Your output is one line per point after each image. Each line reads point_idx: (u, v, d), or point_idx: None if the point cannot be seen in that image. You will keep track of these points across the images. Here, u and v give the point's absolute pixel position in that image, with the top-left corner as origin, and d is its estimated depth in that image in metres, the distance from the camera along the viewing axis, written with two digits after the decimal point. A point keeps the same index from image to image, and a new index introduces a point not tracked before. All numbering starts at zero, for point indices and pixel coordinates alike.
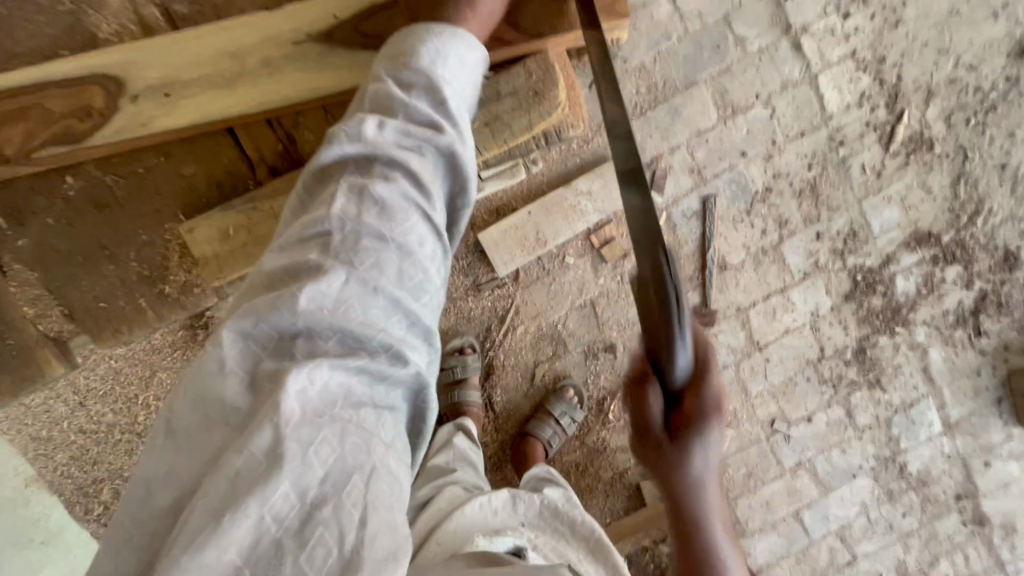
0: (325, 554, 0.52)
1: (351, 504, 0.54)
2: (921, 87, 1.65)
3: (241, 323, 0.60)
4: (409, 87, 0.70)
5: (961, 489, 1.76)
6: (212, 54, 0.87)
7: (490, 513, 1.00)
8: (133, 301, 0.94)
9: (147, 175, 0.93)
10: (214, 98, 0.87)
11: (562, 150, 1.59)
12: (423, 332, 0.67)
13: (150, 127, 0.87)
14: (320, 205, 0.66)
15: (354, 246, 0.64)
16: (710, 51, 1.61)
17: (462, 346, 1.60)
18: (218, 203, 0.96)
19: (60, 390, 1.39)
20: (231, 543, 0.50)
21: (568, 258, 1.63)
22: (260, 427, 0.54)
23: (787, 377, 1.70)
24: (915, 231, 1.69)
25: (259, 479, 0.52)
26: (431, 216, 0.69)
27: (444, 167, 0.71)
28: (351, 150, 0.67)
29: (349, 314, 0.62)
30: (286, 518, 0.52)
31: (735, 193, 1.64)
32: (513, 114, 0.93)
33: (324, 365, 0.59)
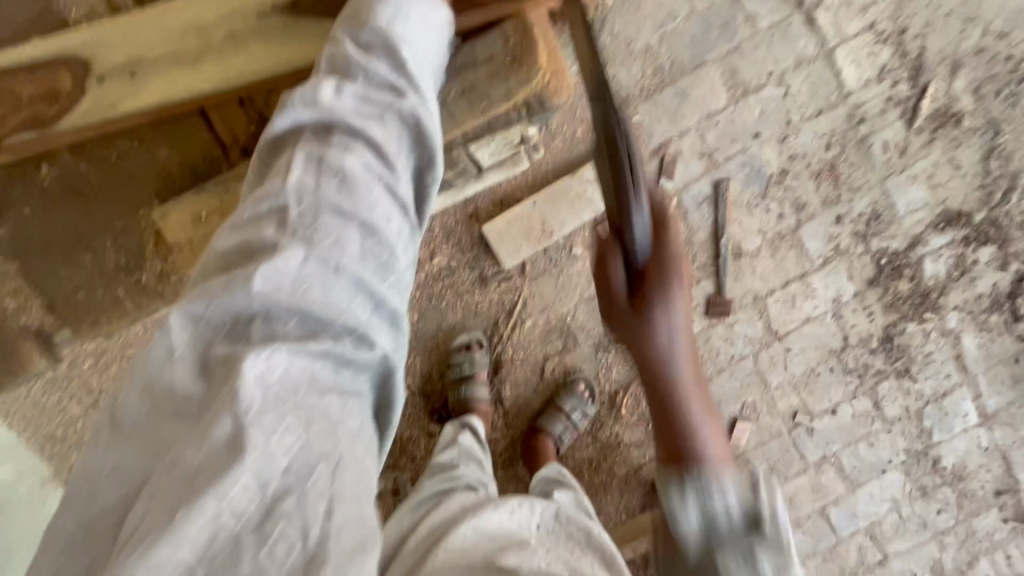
0: (287, 549, 0.50)
1: (315, 496, 0.52)
2: (946, 58, 1.56)
3: (191, 307, 0.57)
4: (367, 51, 0.68)
5: (1001, 484, 1.65)
6: (174, 30, 0.83)
7: (507, 517, 0.93)
8: (112, 292, 0.87)
9: (121, 162, 0.87)
10: (181, 78, 0.82)
11: (566, 138, 1.55)
12: (390, 316, 0.64)
13: (118, 109, 0.82)
14: (276, 179, 0.63)
15: (313, 221, 0.61)
16: (718, 30, 1.55)
17: (468, 342, 1.57)
18: (191, 187, 0.88)
19: (74, 391, 1.42)
20: (183, 540, 0.48)
21: (575, 249, 1.59)
22: (216, 418, 0.52)
23: (809, 368, 1.63)
24: (943, 211, 1.60)
25: (217, 473, 0.50)
26: (395, 189, 0.66)
27: (409, 137, 0.68)
28: (308, 119, 0.65)
29: (308, 294, 0.59)
30: (244, 512, 0.50)
31: (749, 176, 1.58)
32: (492, 83, 0.88)
33: (281, 349, 0.56)
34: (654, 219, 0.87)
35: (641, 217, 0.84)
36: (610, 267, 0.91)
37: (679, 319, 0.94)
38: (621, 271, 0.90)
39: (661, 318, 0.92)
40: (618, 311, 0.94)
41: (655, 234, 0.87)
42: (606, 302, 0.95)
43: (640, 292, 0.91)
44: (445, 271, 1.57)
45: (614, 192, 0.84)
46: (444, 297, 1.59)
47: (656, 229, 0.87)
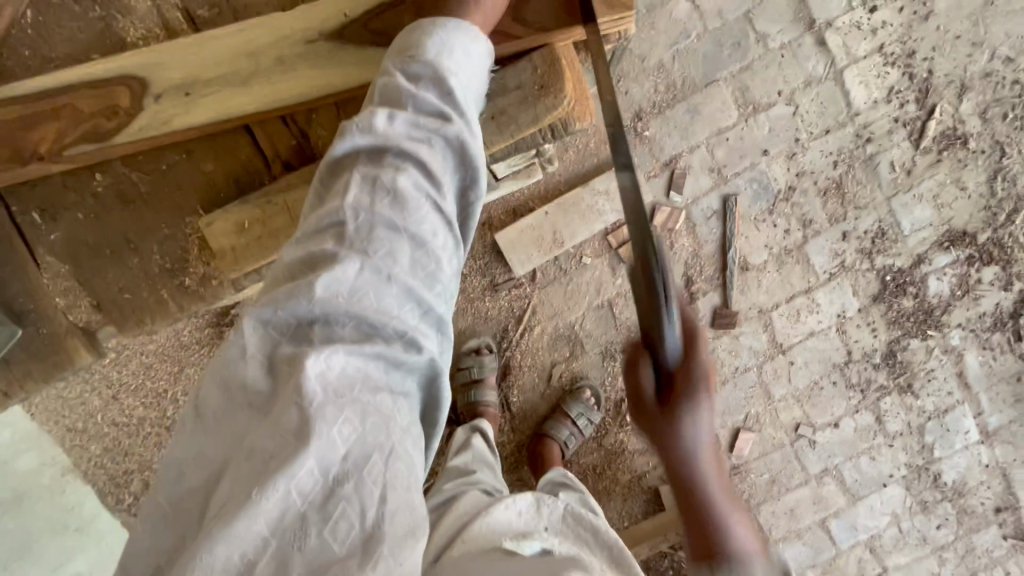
0: (347, 528, 0.54)
1: (370, 482, 0.56)
2: (953, 81, 1.60)
3: (258, 311, 0.61)
4: (417, 78, 0.72)
5: (1001, 501, 1.67)
6: (230, 53, 0.86)
7: (516, 517, 0.97)
8: (156, 293, 0.91)
9: (169, 173, 0.91)
10: (232, 99, 0.87)
11: (579, 151, 1.59)
12: (435, 322, 0.68)
13: (171, 125, 0.87)
14: (334, 197, 0.67)
15: (368, 236, 0.66)
16: (730, 48, 1.59)
17: (479, 347, 1.62)
18: (235, 199, 0.92)
19: (94, 383, 1.45)
20: (259, 515, 0.52)
21: (585, 258, 1.62)
22: (286, 408, 0.56)
23: (813, 381, 1.66)
24: (948, 231, 1.63)
25: (287, 457, 0.54)
26: (442, 206, 0.70)
27: (455, 157, 0.72)
28: (362, 142, 0.69)
29: (363, 302, 0.63)
30: (310, 492, 0.54)
31: (757, 192, 1.61)
32: (520, 107, 0.91)
33: (341, 352, 0.60)
34: (684, 332, 0.79)
35: (674, 330, 0.78)
36: (638, 371, 0.82)
37: (705, 433, 0.82)
38: (650, 377, 0.81)
39: (689, 432, 0.82)
40: (642, 407, 0.83)
41: (684, 346, 0.79)
42: (631, 394, 0.84)
43: (667, 392, 0.80)
44: (458, 278, 1.61)
45: (647, 306, 0.79)
46: (456, 302, 1.63)
47: (686, 341, 0.79)
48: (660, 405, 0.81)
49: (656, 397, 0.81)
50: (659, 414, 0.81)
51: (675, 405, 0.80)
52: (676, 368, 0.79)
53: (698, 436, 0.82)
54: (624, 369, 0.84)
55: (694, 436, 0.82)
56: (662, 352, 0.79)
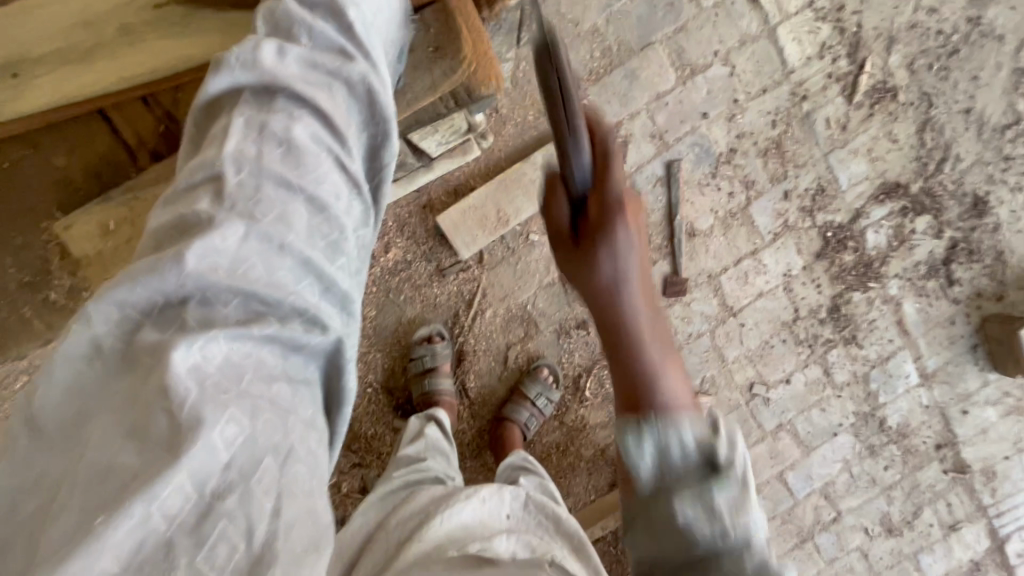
0: (228, 552, 0.46)
1: (260, 492, 0.49)
2: (882, 34, 1.61)
3: (115, 292, 0.52)
4: (313, 9, 0.64)
5: (941, 439, 1.76)
6: (62, 25, 0.77)
7: (477, 508, 0.93)
8: (18, 311, 0.87)
9: (20, 170, 0.85)
10: (72, 78, 0.79)
11: (517, 124, 1.53)
12: (340, 298, 0.62)
13: (3, 110, 0.79)
14: (212, 145, 0.60)
15: (254, 194, 0.58)
16: (664, 9, 1.55)
17: (430, 334, 1.55)
18: (97, 196, 0.86)
19: (8, 411, 1.32)
20: (105, 549, 0.42)
21: (532, 236, 1.58)
22: (154, 414, 0.48)
23: (763, 341, 1.68)
24: (882, 184, 1.66)
25: (148, 475, 0.46)
26: (347, 165, 0.63)
27: (361, 107, 0.65)
28: (246, 79, 0.61)
29: (250, 273, 0.56)
30: (178, 513, 0.45)
31: (699, 156, 1.60)
32: (415, 75, 0.84)
33: (219, 337, 0.52)
34: (599, 152, 0.66)
35: (583, 148, 0.63)
36: (554, 203, 0.68)
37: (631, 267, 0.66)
38: (566, 208, 0.67)
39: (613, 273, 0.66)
40: (562, 248, 0.68)
41: (599, 165, 0.65)
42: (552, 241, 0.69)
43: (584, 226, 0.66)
44: (402, 264, 1.54)
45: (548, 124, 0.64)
46: (402, 290, 1.56)
47: (601, 160, 0.65)
48: (636, 431, 0.58)
49: (573, 234, 0.67)
50: (635, 449, 0.57)
51: (661, 435, 0.57)
52: (588, 193, 0.65)
53: (621, 273, 0.66)
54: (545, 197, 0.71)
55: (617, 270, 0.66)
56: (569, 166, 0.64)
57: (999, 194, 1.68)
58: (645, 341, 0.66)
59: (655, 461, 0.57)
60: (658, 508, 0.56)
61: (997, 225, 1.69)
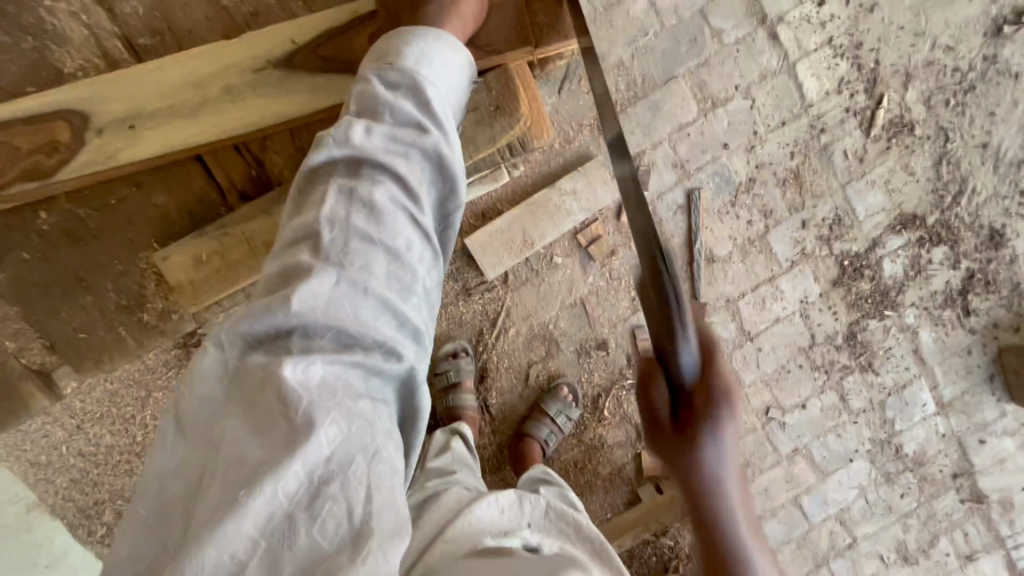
0: (336, 524, 0.53)
1: (356, 482, 0.55)
2: (899, 71, 1.66)
3: (235, 320, 0.61)
4: (395, 88, 0.71)
5: (957, 468, 1.77)
6: (174, 84, 0.89)
7: (498, 515, 0.97)
8: (114, 330, 0.99)
9: (120, 207, 0.96)
10: (180, 130, 0.90)
11: (545, 152, 1.60)
12: (413, 333, 0.68)
13: (116, 159, 0.89)
14: (310, 209, 0.67)
15: (343, 248, 0.65)
16: (687, 45, 1.62)
17: (455, 351, 1.61)
18: (190, 230, 1.00)
19: (58, 415, 1.39)
20: (247, 515, 0.51)
21: (555, 259, 1.64)
22: (276, 416, 0.56)
23: (780, 365, 1.71)
24: (899, 214, 1.70)
25: (276, 462, 0.54)
26: (419, 219, 0.69)
27: (433, 168, 0.71)
28: (339, 154, 0.67)
29: (340, 313, 0.62)
30: (296, 493, 0.53)
31: (719, 185, 1.65)
32: (476, 130, 0.96)
33: (318, 361, 0.59)
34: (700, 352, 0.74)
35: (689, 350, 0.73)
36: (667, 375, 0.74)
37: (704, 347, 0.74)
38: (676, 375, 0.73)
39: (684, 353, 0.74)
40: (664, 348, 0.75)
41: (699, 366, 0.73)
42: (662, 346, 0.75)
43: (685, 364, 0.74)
44: None
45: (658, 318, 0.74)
46: None
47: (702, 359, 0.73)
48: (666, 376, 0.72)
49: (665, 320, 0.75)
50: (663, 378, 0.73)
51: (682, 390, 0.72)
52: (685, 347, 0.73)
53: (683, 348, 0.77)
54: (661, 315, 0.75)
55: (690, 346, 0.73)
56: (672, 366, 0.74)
57: (1016, 227, 1.71)
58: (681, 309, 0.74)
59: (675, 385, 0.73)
60: (674, 430, 0.73)
61: (1014, 256, 1.72)
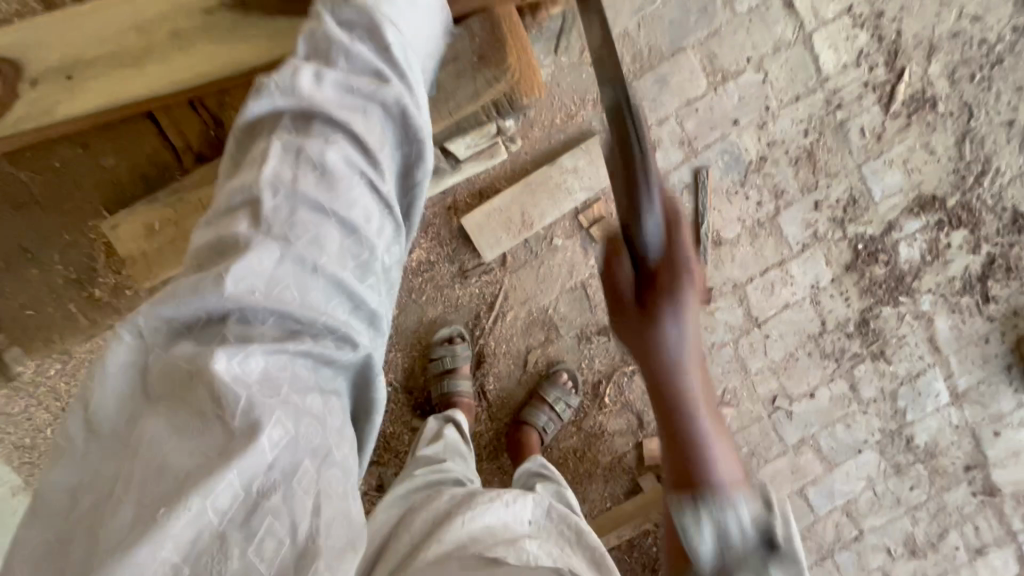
0: (275, 546, 0.49)
1: (301, 492, 0.52)
2: (922, 42, 1.57)
3: (161, 308, 0.55)
4: (350, 30, 0.64)
5: (971, 460, 1.70)
6: (116, 28, 0.81)
7: (504, 513, 0.91)
8: (64, 307, 1.01)
9: (66, 168, 0.92)
10: (121, 81, 0.81)
11: (545, 127, 1.52)
12: (368, 316, 0.63)
13: (54, 114, 0.82)
14: (251, 169, 0.60)
15: (289, 219, 0.58)
16: (697, 14, 1.53)
17: (451, 335, 1.55)
18: (142, 196, 0.93)
19: (41, 398, 1.36)
20: (167, 539, 0.46)
21: (555, 240, 1.57)
22: (207, 420, 0.51)
23: (788, 353, 1.65)
24: (918, 196, 1.62)
25: (204, 475, 0.48)
26: (378, 187, 0.63)
27: (395, 128, 0.65)
28: (285, 106, 0.61)
29: (285, 294, 0.57)
30: (229, 510, 0.49)
31: (728, 163, 1.57)
32: (458, 83, 0.87)
33: (257, 352, 0.54)
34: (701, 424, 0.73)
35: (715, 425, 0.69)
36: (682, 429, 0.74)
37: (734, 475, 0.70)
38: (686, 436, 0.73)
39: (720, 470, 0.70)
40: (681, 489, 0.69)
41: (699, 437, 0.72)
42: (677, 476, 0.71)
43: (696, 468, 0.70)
44: (425, 265, 1.54)
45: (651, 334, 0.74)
46: (424, 291, 1.56)
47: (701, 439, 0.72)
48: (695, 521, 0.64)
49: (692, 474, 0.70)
50: (695, 534, 0.64)
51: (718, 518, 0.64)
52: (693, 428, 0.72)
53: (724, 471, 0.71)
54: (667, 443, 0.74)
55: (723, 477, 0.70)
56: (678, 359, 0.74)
57: None
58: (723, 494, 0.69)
59: (716, 544, 0.63)
60: None
61: None
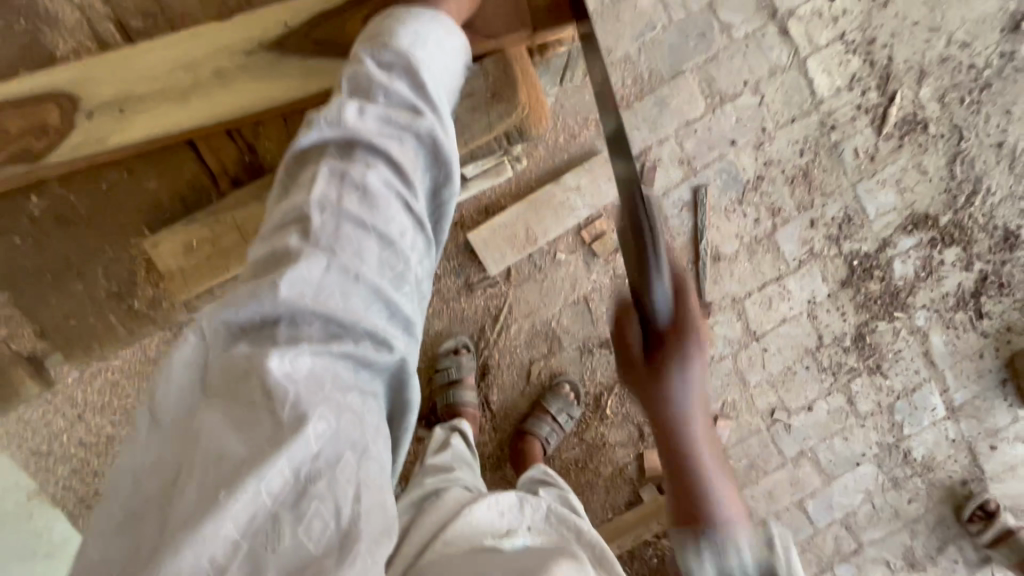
0: (322, 526, 0.52)
1: (345, 480, 0.55)
2: (913, 67, 1.63)
3: (219, 311, 0.60)
4: (389, 68, 0.70)
5: (967, 474, 1.73)
6: (166, 67, 0.90)
7: (497, 517, 0.95)
8: (104, 318, 0.97)
9: (112, 193, 0.96)
10: (172, 113, 0.90)
11: (549, 147, 1.58)
12: (404, 323, 0.67)
13: (105, 144, 0.90)
14: (299, 189, 0.66)
15: (334, 233, 0.64)
16: (695, 40, 1.59)
17: (456, 347, 1.60)
18: (182, 216, 0.98)
19: (60, 405, 1.40)
20: (226, 517, 0.50)
21: (559, 255, 1.62)
22: (259, 412, 0.56)
23: (786, 367, 1.68)
24: (911, 214, 1.66)
25: (259, 460, 0.53)
26: (413, 206, 0.69)
27: (428, 154, 0.71)
28: (331, 134, 0.67)
29: (330, 300, 0.61)
30: (281, 493, 0.53)
31: (726, 182, 1.63)
32: (473, 117, 0.94)
33: (306, 352, 0.59)
34: (673, 287, 0.78)
35: (661, 287, 0.76)
36: (627, 325, 0.82)
37: (694, 391, 0.80)
38: (638, 332, 0.81)
39: (677, 392, 0.79)
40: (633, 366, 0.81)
41: (673, 301, 0.77)
42: (621, 354, 0.83)
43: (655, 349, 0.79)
44: (432, 278, 1.59)
45: (635, 259, 0.77)
46: (431, 304, 1.61)
47: (675, 296, 0.77)
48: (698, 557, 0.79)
49: (645, 355, 0.80)
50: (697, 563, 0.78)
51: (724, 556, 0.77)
52: (665, 329, 0.77)
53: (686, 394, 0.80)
54: (614, 313, 0.85)
55: (682, 396, 0.80)
56: (648, 302, 0.77)
57: None
58: (690, 421, 0.82)
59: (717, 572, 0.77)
60: None
61: None
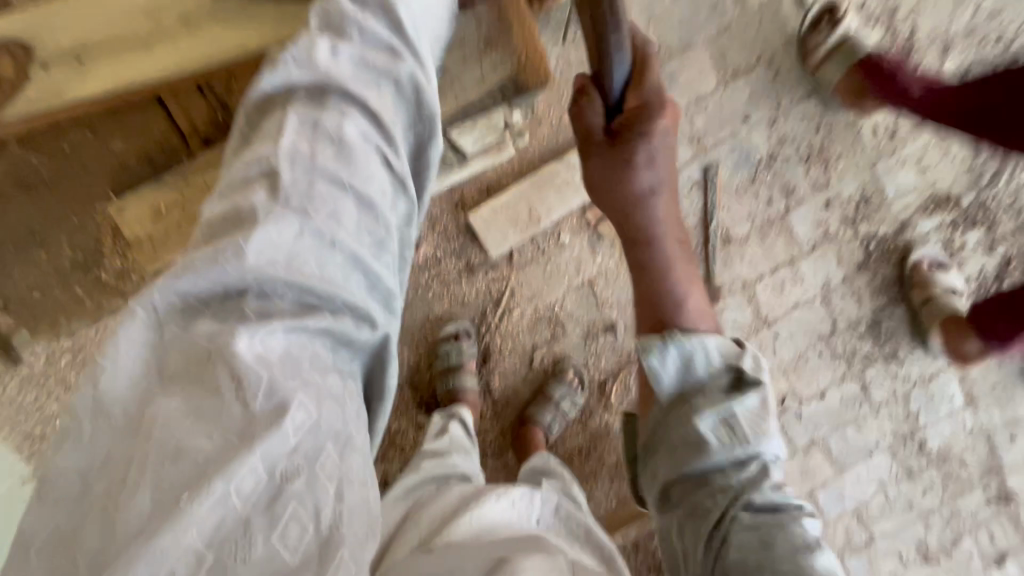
0: (299, 531, 0.55)
1: (324, 480, 0.58)
2: (937, 40, 1.55)
3: (175, 285, 0.62)
4: (364, 7, 0.72)
5: (985, 465, 1.67)
6: (126, 16, 0.90)
7: (509, 510, 0.90)
8: (71, 289, 1.17)
9: (72, 152, 1.08)
10: (131, 66, 0.90)
11: (553, 125, 1.53)
12: (384, 293, 0.72)
13: (63, 97, 0.90)
14: (270, 138, 0.68)
15: (307, 192, 0.67)
16: (707, 11, 1.53)
17: (457, 332, 1.55)
18: (148, 178, 1.11)
19: None
20: (190, 525, 0.52)
21: (563, 237, 1.56)
22: (223, 404, 0.58)
23: (798, 353, 1.62)
24: (932, 194, 1.59)
25: (224, 461, 0.55)
26: (392, 162, 0.73)
27: (406, 104, 0.75)
28: (302, 79, 0.70)
29: (304, 267, 0.65)
30: (251, 493, 0.55)
31: (738, 161, 1.56)
32: (462, 69, 1.13)
33: (278, 329, 0.62)
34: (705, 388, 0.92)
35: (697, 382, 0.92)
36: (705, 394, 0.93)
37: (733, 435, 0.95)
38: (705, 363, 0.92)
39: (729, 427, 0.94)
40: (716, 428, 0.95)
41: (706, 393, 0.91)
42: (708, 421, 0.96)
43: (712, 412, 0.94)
44: (431, 261, 1.54)
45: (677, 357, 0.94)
46: (431, 287, 1.56)
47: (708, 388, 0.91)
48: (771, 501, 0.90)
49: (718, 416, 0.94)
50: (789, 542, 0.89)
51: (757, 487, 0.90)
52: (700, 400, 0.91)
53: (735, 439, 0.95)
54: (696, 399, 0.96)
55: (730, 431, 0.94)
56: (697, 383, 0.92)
57: None
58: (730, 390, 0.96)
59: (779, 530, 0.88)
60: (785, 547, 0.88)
61: None
